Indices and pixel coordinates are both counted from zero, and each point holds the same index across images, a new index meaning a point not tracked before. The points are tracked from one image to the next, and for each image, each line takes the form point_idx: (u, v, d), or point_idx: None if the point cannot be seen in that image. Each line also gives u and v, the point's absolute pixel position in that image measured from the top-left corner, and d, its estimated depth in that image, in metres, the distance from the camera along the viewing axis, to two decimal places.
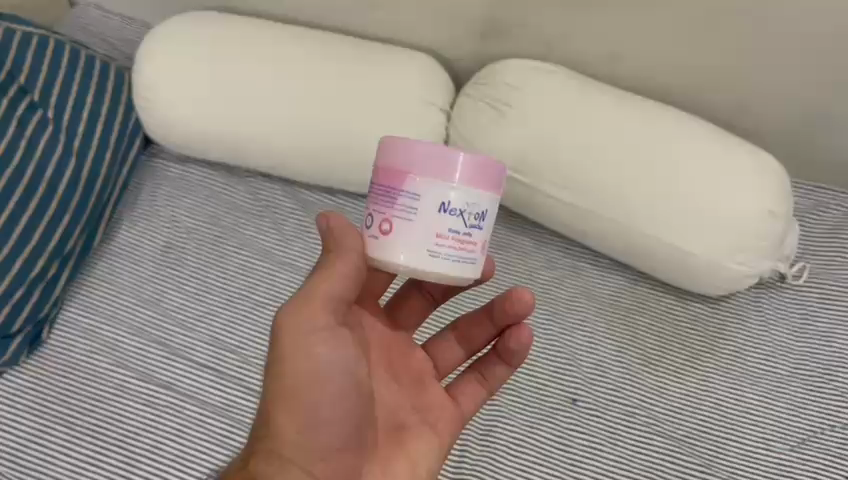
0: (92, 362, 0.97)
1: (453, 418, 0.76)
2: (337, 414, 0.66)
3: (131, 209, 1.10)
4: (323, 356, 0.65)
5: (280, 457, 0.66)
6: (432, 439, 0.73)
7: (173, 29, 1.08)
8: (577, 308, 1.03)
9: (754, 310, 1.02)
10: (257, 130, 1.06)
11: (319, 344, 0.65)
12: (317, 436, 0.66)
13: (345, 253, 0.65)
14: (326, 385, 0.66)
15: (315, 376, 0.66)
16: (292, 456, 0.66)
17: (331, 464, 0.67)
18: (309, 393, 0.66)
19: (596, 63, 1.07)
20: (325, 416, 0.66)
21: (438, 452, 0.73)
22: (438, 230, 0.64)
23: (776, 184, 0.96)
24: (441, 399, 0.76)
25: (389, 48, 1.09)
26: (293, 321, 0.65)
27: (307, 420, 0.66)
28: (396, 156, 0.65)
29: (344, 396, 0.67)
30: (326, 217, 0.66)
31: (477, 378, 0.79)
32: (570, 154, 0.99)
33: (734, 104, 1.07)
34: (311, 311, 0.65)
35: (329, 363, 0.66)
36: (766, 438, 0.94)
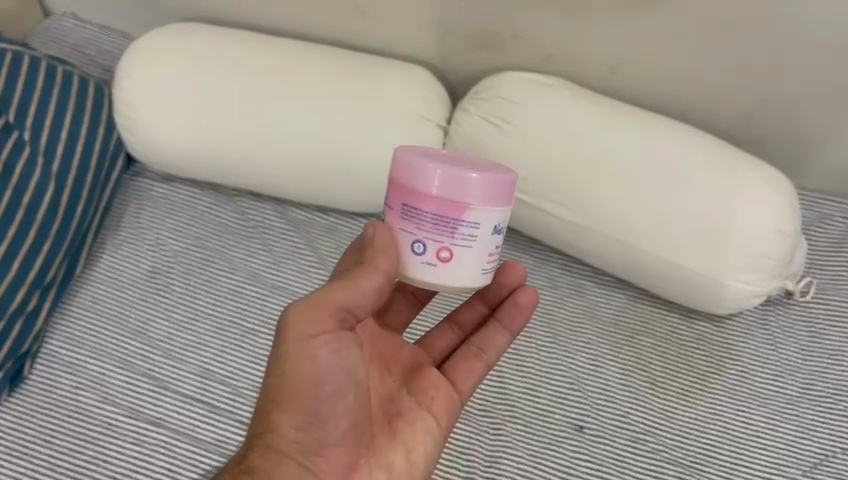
0: (77, 399, 0.93)
1: (451, 402, 0.72)
2: (335, 412, 0.62)
3: (114, 232, 1.06)
4: (325, 356, 0.61)
5: (275, 452, 0.61)
6: (429, 426, 0.70)
7: (153, 41, 1.03)
8: (580, 330, 1.00)
9: (761, 328, 1.00)
10: (245, 148, 1.01)
11: (322, 345, 0.61)
12: (314, 433, 0.62)
13: (374, 272, 0.62)
14: (326, 382, 0.61)
15: (315, 375, 0.61)
16: (286, 450, 0.62)
17: (327, 459, 0.63)
18: (309, 390, 0.61)
19: (596, 75, 1.04)
20: (323, 414, 0.62)
21: (436, 438, 0.70)
22: (491, 250, 0.63)
23: (784, 202, 0.94)
24: (437, 379, 0.72)
25: (382, 60, 1.04)
26: (299, 318, 0.60)
27: (305, 417, 0.62)
28: (450, 186, 0.61)
29: (343, 395, 0.62)
30: (374, 227, 0.63)
31: (474, 353, 0.76)
32: (572, 171, 0.96)
33: (738, 115, 1.04)
34: (323, 316, 0.60)
35: (331, 364, 0.61)
36: (776, 462, 0.91)
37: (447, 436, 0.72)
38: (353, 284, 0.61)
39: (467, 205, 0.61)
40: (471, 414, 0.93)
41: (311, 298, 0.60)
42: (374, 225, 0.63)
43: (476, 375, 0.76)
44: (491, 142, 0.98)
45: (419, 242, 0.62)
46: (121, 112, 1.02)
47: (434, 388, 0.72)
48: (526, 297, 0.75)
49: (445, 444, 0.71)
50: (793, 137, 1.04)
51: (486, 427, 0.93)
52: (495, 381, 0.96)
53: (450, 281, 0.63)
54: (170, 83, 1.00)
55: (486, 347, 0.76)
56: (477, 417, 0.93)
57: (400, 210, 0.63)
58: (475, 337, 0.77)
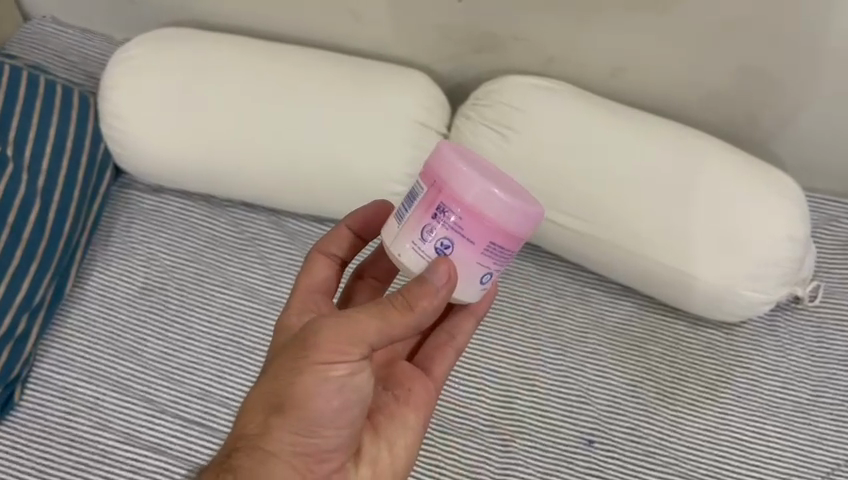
0: (72, 425, 0.90)
1: (429, 393, 0.70)
2: (337, 423, 0.59)
3: (104, 247, 1.02)
4: (338, 378, 0.58)
5: (264, 451, 0.58)
6: (412, 420, 0.68)
7: (139, 49, 0.99)
8: (586, 340, 0.98)
9: (769, 334, 0.98)
10: (238, 159, 0.97)
11: (339, 369, 0.58)
12: (312, 439, 0.59)
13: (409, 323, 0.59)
14: (332, 398, 0.58)
15: (323, 390, 0.58)
16: (279, 451, 0.58)
17: (321, 463, 0.60)
18: (315, 400, 0.58)
19: (598, 78, 1.01)
20: (325, 424, 0.59)
21: (417, 431, 0.68)
22: None
23: (794, 207, 0.92)
24: (411, 372, 0.71)
25: (379, 65, 1.01)
26: (325, 337, 0.58)
27: (304, 422, 0.58)
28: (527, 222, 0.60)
29: (347, 410, 0.60)
30: (450, 276, 0.58)
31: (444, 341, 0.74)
32: (578, 181, 0.93)
33: (743, 117, 1.01)
34: (346, 340, 0.58)
35: (342, 383, 0.58)
36: (790, 473, 0.90)
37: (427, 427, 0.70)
38: (388, 327, 0.58)
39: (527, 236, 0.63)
40: (479, 430, 0.91)
41: (343, 327, 0.58)
42: (453, 268, 0.58)
43: (447, 362, 0.74)
44: (494, 150, 0.95)
45: (490, 275, 0.61)
46: (109, 124, 0.98)
47: (409, 380, 0.70)
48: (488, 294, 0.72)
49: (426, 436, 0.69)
50: (799, 139, 1.02)
51: (495, 444, 0.90)
52: (502, 396, 0.94)
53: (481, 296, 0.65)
54: (162, 95, 0.97)
55: (454, 333, 0.75)
56: (485, 434, 0.91)
57: (481, 245, 0.59)
58: (443, 324, 0.75)
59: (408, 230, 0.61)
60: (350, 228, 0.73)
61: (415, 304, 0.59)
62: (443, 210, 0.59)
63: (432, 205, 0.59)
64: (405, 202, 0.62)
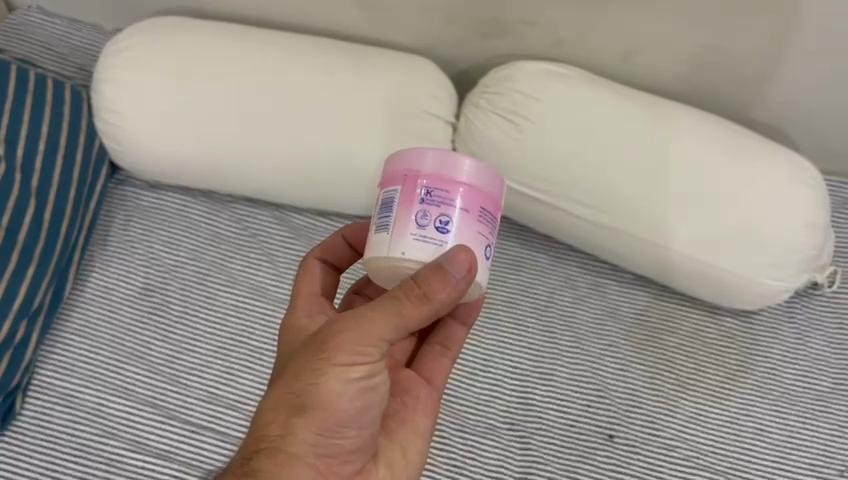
0: (77, 434, 0.87)
1: (434, 401, 0.68)
2: (358, 423, 0.57)
3: (102, 247, 0.98)
4: (358, 379, 0.55)
5: (286, 453, 0.54)
6: (424, 426, 0.66)
7: (131, 41, 0.94)
8: (603, 332, 0.96)
9: (787, 321, 0.97)
10: (242, 154, 0.93)
11: (359, 370, 0.55)
12: (333, 440, 0.56)
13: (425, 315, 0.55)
14: (354, 399, 0.56)
15: (346, 392, 0.55)
16: (301, 453, 0.55)
17: (342, 464, 0.57)
18: (337, 400, 0.55)
19: (609, 63, 0.97)
20: (347, 424, 0.56)
21: (427, 437, 0.66)
22: None
23: (814, 193, 0.90)
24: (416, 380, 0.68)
25: (384, 52, 0.97)
26: (344, 338, 0.55)
27: (327, 423, 0.55)
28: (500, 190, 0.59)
29: (367, 409, 0.57)
30: (471, 267, 0.54)
31: (439, 352, 0.71)
32: (594, 171, 0.90)
33: (756, 101, 0.98)
34: (365, 340, 0.55)
35: (362, 384, 0.56)
36: (813, 463, 0.89)
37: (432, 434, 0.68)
38: (405, 323, 0.55)
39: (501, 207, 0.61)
40: (496, 427, 0.90)
41: (359, 327, 0.55)
42: (472, 255, 0.55)
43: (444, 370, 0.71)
44: (506, 139, 0.92)
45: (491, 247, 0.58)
46: (104, 120, 0.94)
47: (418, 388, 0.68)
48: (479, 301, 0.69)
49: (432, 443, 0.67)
50: (815, 122, 1.00)
51: (514, 443, 0.89)
52: (519, 392, 0.92)
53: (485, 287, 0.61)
54: (159, 88, 0.92)
55: (448, 343, 0.72)
56: (503, 432, 0.89)
57: (476, 213, 0.56)
58: (436, 333, 0.72)
59: (400, 230, 0.56)
60: (346, 238, 0.70)
61: (433, 296, 0.54)
62: (428, 192, 0.56)
63: (414, 194, 0.56)
64: (379, 213, 0.58)
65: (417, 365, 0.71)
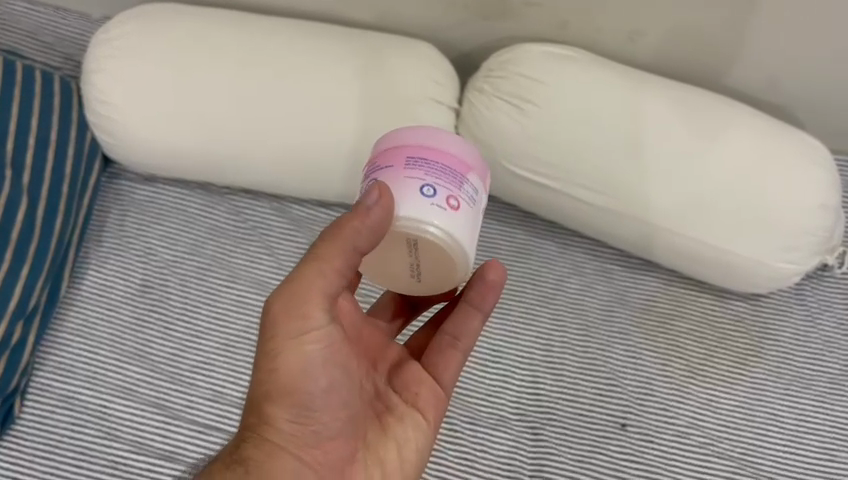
0: (78, 436, 0.85)
1: (437, 397, 0.67)
2: (331, 405, 0.58)
3: (98, 242, 0.95)
4: (316, 352, 0.57)
5: (269, 443, 0.57)
6: (420, 420, 0.65)
7: (121, 29, 0.91)
8: (612, 319, 0.94)
9: (797, 304, 0.96)
10: (241, 146, 0.91)
11: (312, 340, 0.57)
12: (311, 425, 0.58)
13: (348, 250, 0.55)
14: (319, 377, 0.57)
15: (310, 370, 0.57)
16: (282, 442, 0.57)
17: (327, 451, 0.59)
18: (303, 381, 0.57)
19: (613, 44, 0.95)
20: (319, 408, 0.58)
21: (428, 435, 0.65)
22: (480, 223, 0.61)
23: (825, 175, 0.89)
24: (421, 375, 0.67)
25: (384, 37, 0.94)
26: (279, 308, 0.56)
27: (299, 408, 0.57)
28: (444, 143, 0.60)
29: (338, 388, 0.58)
30: (381, 193, 0.56)
31: (449, 343, 0.69)
32: (601, 155, 0.88)
33: (763, 80, 0.96)
34: (304, 310, 0.55)
35: (324, 360, 0.57)
36: (827, 447, 0.88)
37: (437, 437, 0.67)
38: (330, 265, 0.55)
39: (466, 165, 0.60)
40: (507, 419, 0.88)
41: (291, 288, 0.56)
42: (384, 188, 0.56)
43: (454, 365, 0.69)
44: (511, 124, 0.89)
45: (429, 186, 0.58)
46: (96, 112, 0.91)
47: (419, 383, 0.66)
48: (492, 274, 0.68)
49: (436, 441, 0.66)
50: (826, 100, 0.98)
51: (525, 434, 0.88)
52: (529, 383, 0.90)
53: (458, 234, 0.58)
54: (153, 79, 0.89)
55: (460, 334, 0.69)
56: (514, 423, 0.88)
57: (402, 165, 0.59)
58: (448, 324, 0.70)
59: None
60: None
61: (341, 224, 0.55)
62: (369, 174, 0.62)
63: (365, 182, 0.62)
64: None
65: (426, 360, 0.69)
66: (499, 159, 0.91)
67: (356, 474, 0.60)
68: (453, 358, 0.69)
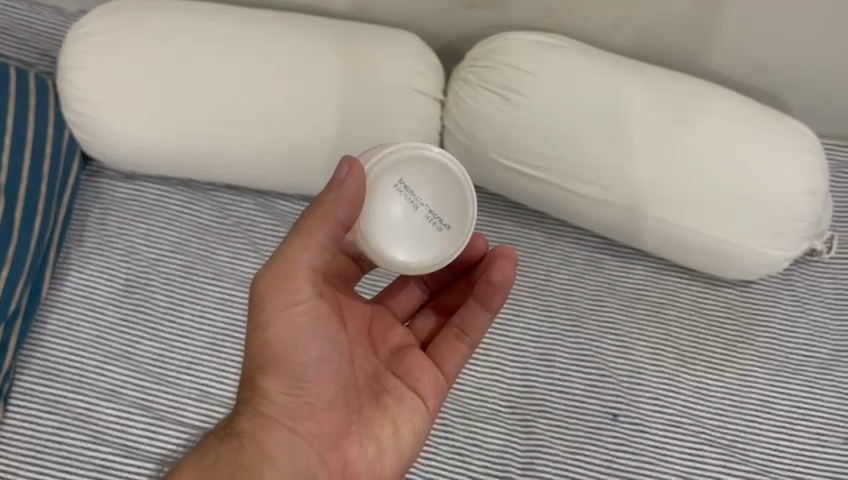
0: (64, 441, 0.83)
1: (438, 381, 0.67)
2: (322, 377, 0.60)
3: (79, 243, 0.94)
4: (305, 322, 0.59)
5: (262, 415, 0.58)
6: (419, 401, 0.65)
7: (96, 25, 0.88)
8: (601, 309, 0.94)
9: (786, 289, 0.96)
10: (223, 142, 0.89)
11: (300, 311, 0.58)
12: (303, 396, 0.59)
13: (329, 223, 0.57)
14: (310, 349, 0.59)
15: (300, 341, 0.58)
16: (275, 414, 0.58)
17: (320, 423, 0.60)
18: (294, 352, 0.58)
19: (599, 31, 0.94)
20: (311, 379, 0.59)
21: (426, 418, 0.66)
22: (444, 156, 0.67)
23: (813, 160, 0.88)
24: (423, 359, 0.67)
25: (367, 28, 0.92)
26: (269, 283, 0.58)
27: (290, 380, 0.59)
28: None
29: (329, 360, 0.60)
30: (352, 166, 0.57)
31: (456, 335, 0.69)
32: (588, 144, 0.87)
33: (750, 63, 0.95)
34: (292, 282, 0.58)
35: (312, 331, 0.59)
36: (818, 432, 0.89)
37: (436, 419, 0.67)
38: (314, 240, 0.57)
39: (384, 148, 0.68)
40: (499, 412, 0.88)
41: (277, 267, 0.57)
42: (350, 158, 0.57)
43: (459, 357, 0.69)
44: (496, 115, 0.88)
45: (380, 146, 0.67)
46: (74, 111, 0.89)
47: (421, 367, 0.66)
48: (497, 275, 0.67)
49: (434, 424, 0.66)
50: (814, 83, 0.97)
51: (517, 427, 0.87)
52: (520, 376, 0.90)
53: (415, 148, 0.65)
54: (132, 74, 0.87)
55: (468, 328, 0.69)
56: (506, 416, 0.88)
57: None
58: (457, 315, 0.70)
59: None
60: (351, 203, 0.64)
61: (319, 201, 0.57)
62: None
63: None
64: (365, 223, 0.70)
65: (430, 348, 0.69)
66: (487, 149, 0.90)
67: (351, 448, 0.61)
68: (458, 349, 0.69)
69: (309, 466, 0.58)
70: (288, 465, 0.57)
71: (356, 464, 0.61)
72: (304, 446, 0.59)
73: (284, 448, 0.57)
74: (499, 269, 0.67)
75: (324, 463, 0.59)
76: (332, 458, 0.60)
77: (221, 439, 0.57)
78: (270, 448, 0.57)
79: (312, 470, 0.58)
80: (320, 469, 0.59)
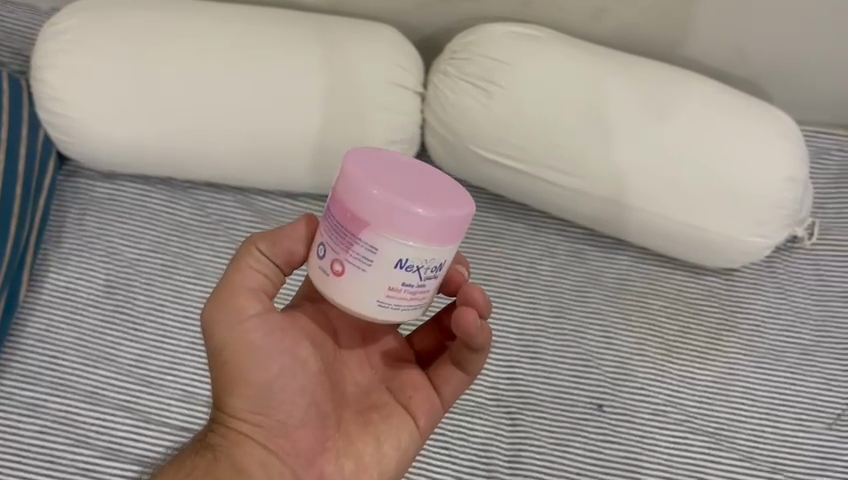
0: (46, 445, 0.82)
1: (430, 402, 0.63)
2: (289, 393, 0.58)
3: (57, 244, 0.92)
4: (261, 339, 0.57)
5: (235, 432, 0.58)
6: (407, 418, 0.63)
7: (69, 23, 0.87)
8: (585, 300, 0.94)
9: (768, 276, 0.97)
10: (201, 139, 0.88)
11: (252, 329, 0.57)
12: (272, 414, 0.58)
13: (263, 254, 0.59)
14: (270, 365, 0.57)
15: (259, 358, 0.57)
16: (248, 432, 0.58)
17: (294, 440, 0.59)
18: (255, 370, 0.57)
19: (579, 22, 0.93)
20: (277, 397, 0.58)
21: (415, 436, 0.63)
22: (390, 284, 0.51)
23: (793, 148, 0.88)
24: (418, 378, 0.64)
25: (345, 22, 0.92)
26: (215, 306, 0.58)
27: (256, 399, 0.58)
28: (353, 204, 0.50)
29: (293, 374, 0.58)
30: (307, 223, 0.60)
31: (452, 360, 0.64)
32: (566, 136, 0.86)
33: (729, 53, 0.95)
34: (236, 304, 0.57)
35: (270, 347, 0.58)
36: (801, 418, 0.89)
37: (427, 438, 0.64)
38: (250, 266, 0.58)
39: (363, 222, 0.50)
40: (485, 405, 0.87)
41: (219, 295, 0.58)
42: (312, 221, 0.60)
43: (457, 383, 0.64)
44: (477, 107, 0.87)
45: (324, 248, 0.53)
46: (48, 109, 0.87)
47: (414, 387, 0.64)
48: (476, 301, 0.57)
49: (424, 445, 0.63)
50: (796, 71, 0.97)
51: (503, 419, 0.87)
52: (505, 368, 0.89)
53: (348, 297, 0.52)
54: (106, 71, 0.85)
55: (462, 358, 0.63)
56: (492, 409, 0.87)
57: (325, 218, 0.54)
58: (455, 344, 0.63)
59: None
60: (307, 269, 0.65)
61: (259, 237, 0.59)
62: None
63: None
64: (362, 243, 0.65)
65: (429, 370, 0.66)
66: (466, 142, 0.89)
67: (328, 464, 0.59)
68: (454, 376, 0.64)
69: None
70: None
71: None
72: (277, 464, 0.58)
73: (259, 465, 0.58)
74: (470, 310, 0.56)
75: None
76: (307, 475, 0.59)
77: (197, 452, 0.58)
78: (245, 465, 0.57)
79: None
80: None
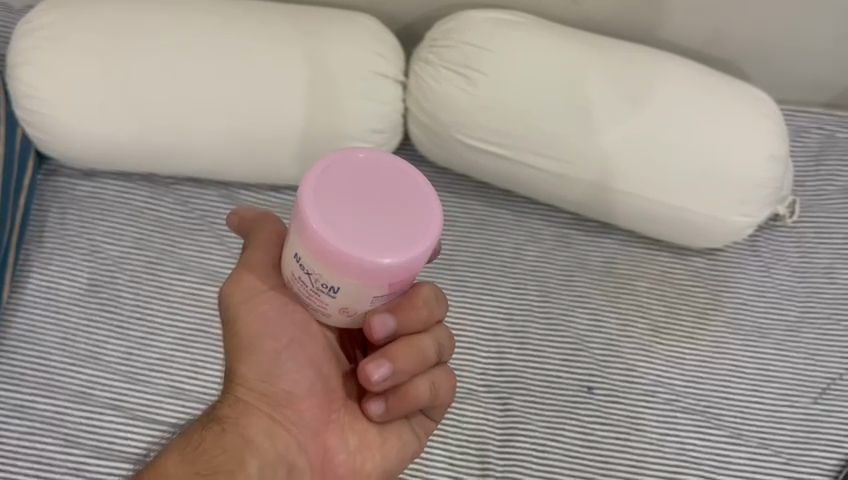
0: (36, 446, 0.81)
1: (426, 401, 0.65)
2: (297, 363, 0.60)
3: (39, 243, 0.91)
4: (274, 311, 0.59)
5: (243, 402, 0.59)
6: None
7: (43, 23, 0.85)
8: (571, 284, 0.95)
9: (752, 255, 0.98)
10: (185, 135, 0.87)
11: (265, 301, 0.59)
12: (280, 385, 0.60)
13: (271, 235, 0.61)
14: (279, 335, 0.59)
15: (270, 329, 0.59)
16: (256, 402, 0.59)
17: (299, 410, 0.60)
18: (266, 340, 0.59)
19: (557, 6, 0.93)
20: (285, 367, 0.60)
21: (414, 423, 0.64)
22: (293, 273, 0.53)
23: (774, 125, 0.90)
24: None
25: (325, 13, 0.91)
26: (233, 284, 0.60)
27: (266, 368, 0.59)
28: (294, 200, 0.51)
29: (302, 346, 0.60)
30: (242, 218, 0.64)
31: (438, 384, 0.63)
32: (552, 122, 0.87)
33: (707, 34, 0.95)
34: (252, 281, 0.59)
35: (280, 317, 0.59)
36: (789, 394, 0.90)
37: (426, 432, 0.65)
38: (263, 243, 0.60)
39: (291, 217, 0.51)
40: (475, 392, 0.88)
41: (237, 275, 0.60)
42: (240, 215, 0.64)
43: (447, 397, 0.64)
44: (462, 95, 0.87)
45: None
46: (26, 108, 0.86)
47: None
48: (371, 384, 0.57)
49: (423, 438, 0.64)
50: (772, 52, 0.98)
51: (494, 405, 0.87)
52: (495, 353, 0.90)
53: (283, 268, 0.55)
54: (86, 70, 0.84)
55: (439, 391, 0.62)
56: (482, 395, 0.87)
57: None
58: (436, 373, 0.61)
59: None
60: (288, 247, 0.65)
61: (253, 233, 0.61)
62: None
63: None
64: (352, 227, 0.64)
65: None
66: (449, 129, 0.89)
67: (331, 437, 0.61)
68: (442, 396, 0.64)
69: (287, 453, 0.59)
70: (267, 453, 0.58)
71: (337, 453, 0.61)
72: (282, 434, 0.59)
73: (265, 435, 0.59)
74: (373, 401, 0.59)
75: (303, 450, 0.60)
76: (311, 446, 0.60)
77: (204, 425, 0.59)
78: (252, 434, 0.58)
79: (291, 457, 0.59)
80: (300, 455, 0.60)
